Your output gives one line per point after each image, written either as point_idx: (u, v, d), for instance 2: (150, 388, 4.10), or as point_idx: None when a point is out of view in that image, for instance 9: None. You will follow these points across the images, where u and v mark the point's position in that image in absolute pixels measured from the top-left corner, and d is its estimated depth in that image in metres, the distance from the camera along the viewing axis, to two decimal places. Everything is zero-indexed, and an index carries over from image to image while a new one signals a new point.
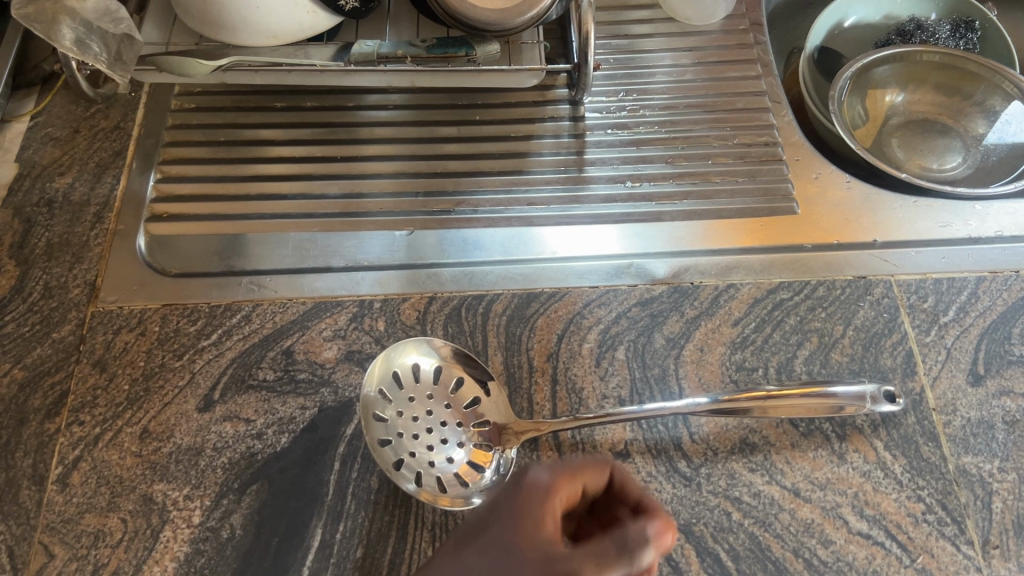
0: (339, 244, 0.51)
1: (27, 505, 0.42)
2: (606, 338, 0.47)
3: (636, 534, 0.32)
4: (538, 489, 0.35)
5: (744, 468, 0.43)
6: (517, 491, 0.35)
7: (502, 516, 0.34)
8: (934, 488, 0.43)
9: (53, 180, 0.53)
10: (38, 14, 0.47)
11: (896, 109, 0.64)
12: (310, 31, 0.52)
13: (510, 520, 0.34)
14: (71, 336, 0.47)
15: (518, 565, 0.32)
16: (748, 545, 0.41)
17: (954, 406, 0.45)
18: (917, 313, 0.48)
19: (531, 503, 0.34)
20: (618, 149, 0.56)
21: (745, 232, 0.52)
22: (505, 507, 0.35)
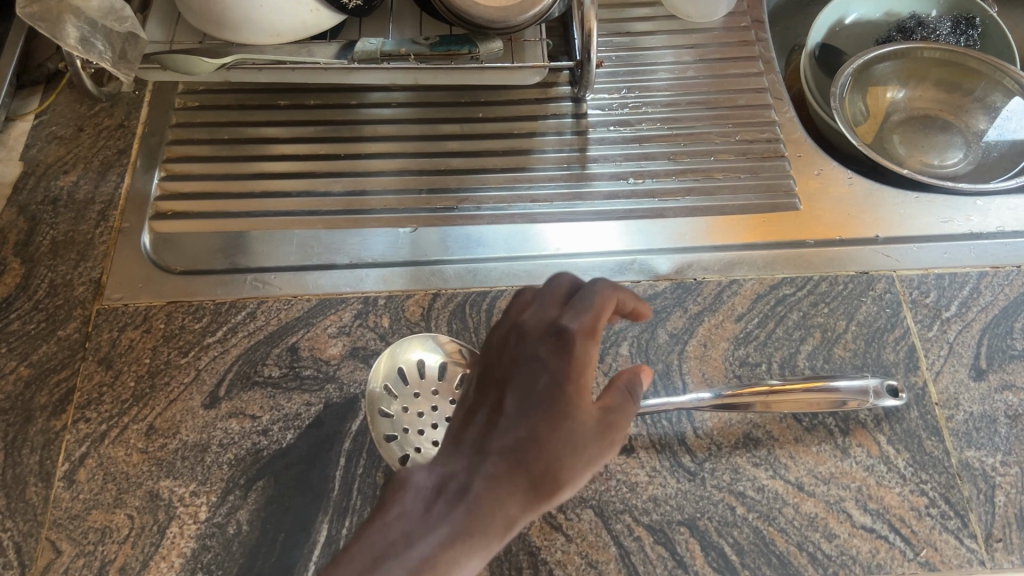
0: (343, 241, 0.52)
1: (34, 501, 0.42)
2: (610, 333, 0.47)
3: (632, 385, 0.37)
4: (584, 342, 0.35)
5: (748, 463, 0.44)
6: (558, 342, 0.34)
7: (542, 363, 0.34)
8: (937, 482, 0.43)
9: (57, 178, 0.53)
10: (43, 13, 0.48)
11: (897, 105, 0.65)
12: (313, 30, 0.52)
13: (564, 374, 0.34)
14: (77, 334, 0.47)
15: (584, 430, 0.33)
16: (753, 540, 0.41)
17: (957, 401, 0.45)
18: (919, 308, 0.48)
19: (582, 365, 0.34)
20: (620, 146, 0.56)
21: (747, 228, 0.52)
22: (547, 354, 0.34)
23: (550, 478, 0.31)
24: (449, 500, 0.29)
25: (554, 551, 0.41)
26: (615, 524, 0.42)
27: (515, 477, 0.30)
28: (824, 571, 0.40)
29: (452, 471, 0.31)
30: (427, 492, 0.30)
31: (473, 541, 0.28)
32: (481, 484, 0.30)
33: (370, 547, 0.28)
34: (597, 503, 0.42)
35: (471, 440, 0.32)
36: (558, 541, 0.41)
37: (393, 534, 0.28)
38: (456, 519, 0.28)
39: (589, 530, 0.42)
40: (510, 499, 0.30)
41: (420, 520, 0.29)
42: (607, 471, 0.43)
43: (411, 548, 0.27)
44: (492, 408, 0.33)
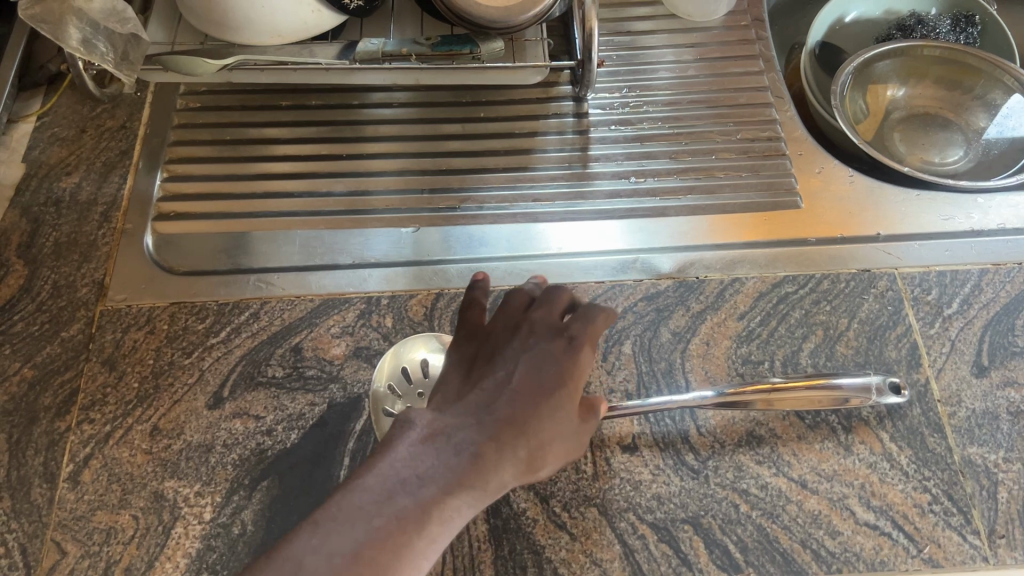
0: (345, 241, 0.52)
1: (39, 503, 0.42)
2: (613, 332, 0.48)
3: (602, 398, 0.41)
4: (584, 352, 0.39)
5: (751, 460, 0.44)
6: (566, 345, 0.38)
7: (549, 360, 0.37)
8: (940, 479, 0.43)
9: (60, 180, 0.53)
10: (46, 14, 0.48)
11: (898, 103, 0.64)
12: (314, 30, 0.52)
13: (567, 372, 0.37)
14: (80, 335, 0.47)
15: (570, 425, 0.36)
16: (756, 537, 0.41)
17: (959, 398, 0.45)
18: (920, 305, 0.48)
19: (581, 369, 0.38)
20: (622, 145, 0.56)
21: (748, 226, 0.52)
22: (555, 351, 0.38)
23: (536, 459, 0.35)
24: (457, 449, 0.32)
25: (559, 549, 0.41)
26: (619, 522, 0.42)
27: (514, 448, 0.33)
28: (828, 568, 0.41)
29: (458, 423, 0.33)
30: (433, 436, 0.32)
31: (474, 491, 0.31)
32: (487, 443, 0.33)
33: (385, 478, 0.30)
34: (600, 501, 0.42)
35: (474, 404, 0.35)
36: (562, 539, 0.41)
37: (403, 468, 0.31)
38: (464, 467, 0.31)
39: (593, 528, 0.42)
40: (505, 465, 0.33)
41: (431, 459, 0.31)
42: (611, 469, 0.43)
43: (422, 484, 0.30)
44: (493, 384, 0.36)
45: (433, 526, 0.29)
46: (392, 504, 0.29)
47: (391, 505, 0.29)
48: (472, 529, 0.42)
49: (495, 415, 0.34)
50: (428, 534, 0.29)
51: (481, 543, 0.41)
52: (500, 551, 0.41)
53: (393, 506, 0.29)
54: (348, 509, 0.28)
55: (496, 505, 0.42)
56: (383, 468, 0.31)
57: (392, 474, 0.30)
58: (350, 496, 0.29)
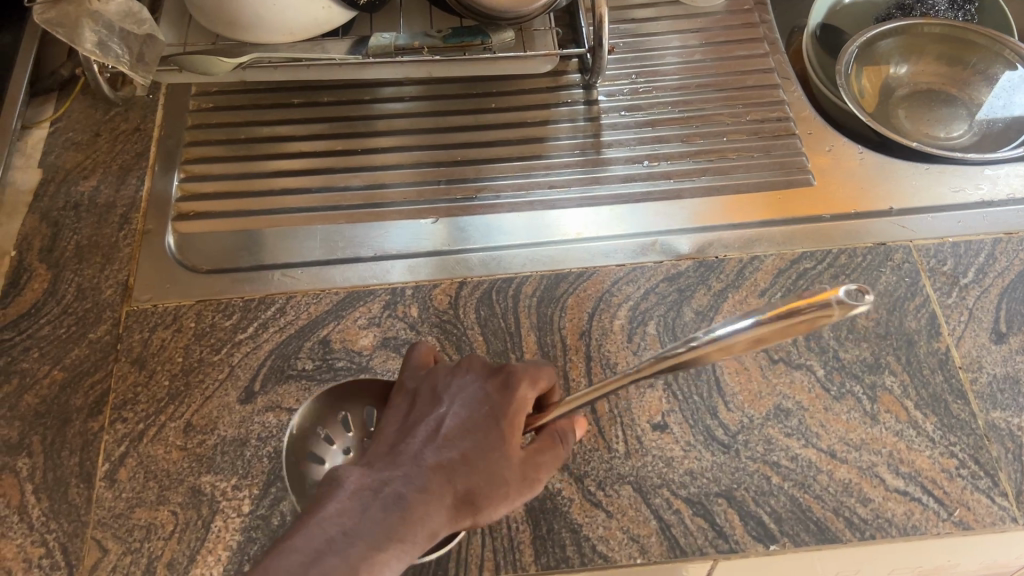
0: (365, 235, 0.52)
1: (77, 502, 0.42)
2: (636, 314, 0.48)
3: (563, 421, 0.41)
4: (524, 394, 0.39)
5: (780, 433, 0.44)
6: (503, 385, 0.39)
7: (484, 404, 0.38)
8: (966, 443, 0.44)
9: (77, 184, 0.53)
10: (61, 18, 0.48)
11: (901, 80, 0.65)
12: (325, 26, 0.52)
13: (502, 413, 0.38)
14: (108, 336, 0.48)
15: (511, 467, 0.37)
16: (790, 508, 0.42)
17: (980, 363, 0.46)
18: (937, 276, 0.49)
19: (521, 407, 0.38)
20: (634, 130, 0.57)
21: (763, 205, 0.53)
22: (492, 393, 0.38)
23: (471, 506, 0.35)
24: (381, 505, 0.32)
25: (596, 527, 0.42)
26: (654, 498, 0.43)
27: (441, 499, 0.34)
28: (861, 535, 0.41)
29: (384, 478, 0.34)
30: (361, 490, 0.33)
31: (400, 547, 0.32)
32: (414, 499, 0.33)
33: (314, 536, 0.31)
34: (635, 479, 0.43)
35: (406, 457, 0.35)
36: (599, 517, 0.42)
37: (333, 525, 0.31)
38: (390, 523, 0.32)
39: (629, 506, 0.42)
40: (434, 518, 0.33)
41: (354, 517, 0.32)
42: (642, 447, 0.44)
43: (348, 546, 0.30)
44: (424, 436, 0.37)
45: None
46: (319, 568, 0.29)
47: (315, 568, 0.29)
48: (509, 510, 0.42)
49: (425, 471, 0.35)
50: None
51: (518, 524, 0.42)
52: (538, 531, 0.42)
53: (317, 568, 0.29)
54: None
55: None
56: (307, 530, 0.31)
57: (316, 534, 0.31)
58: (272, 564, 0.29)
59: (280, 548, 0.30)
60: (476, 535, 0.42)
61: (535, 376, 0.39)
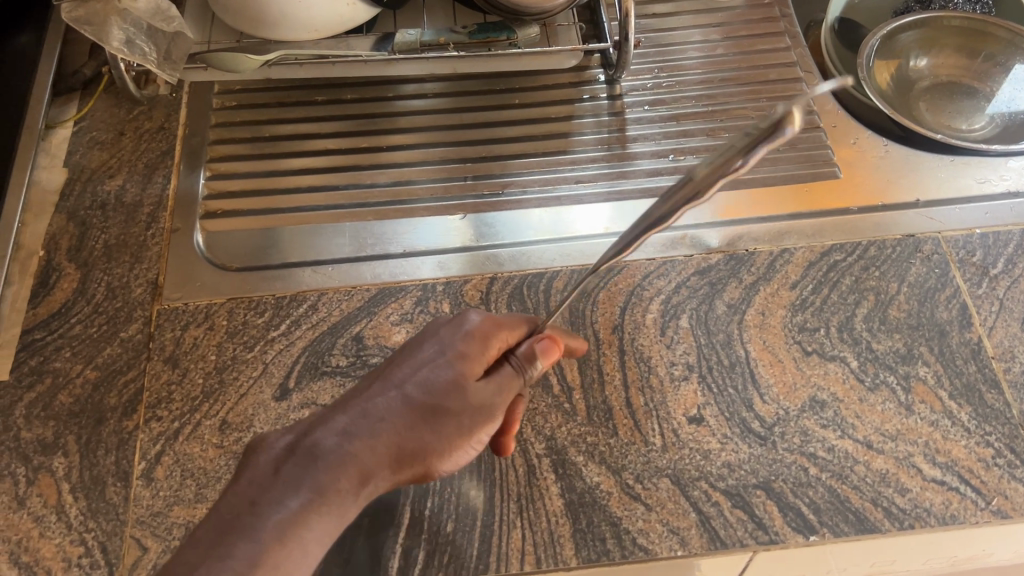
0: (393, 231, 0.52)
1: (115, 501, 0.42)
2: (669, 308, 0.48)
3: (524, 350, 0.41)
4: (479, 333, 0.40)
5: (816, 425, 0.44)
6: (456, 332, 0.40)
7: (433, 352, 0.39)
8: (1002, 433, 0.44)
9: (103, 183, 0.53)
10: (90, 16, 0.48)
11: (923, 73, 0.64)
12: (350, 22, 0.52)
13: (451, 356, 0.38)
14: (140, 335, 0.47)
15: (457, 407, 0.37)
16: (829, 498, 0.42)
17: (1012, 353, 0.46)
18: (966, 267, 0.50)
19: (471, 347, 0.39)
20: (658, 124, 0.57)
21: (792, 198, 0.53)
22: (443, 339, 0.39)
23: (413, 449, 0.35)
24: (306, 460, 0.33)
25: (636, 520, 0.42)
26: (693, 490, 0.43)
27: (378, 445, 0.34)
28: (901, 525, 0.41)
29: (321, 426, 0.35)
30: (293, 446, 0.34)
31: (326, 502, 0.32)
32: (344, 449, 0.34)
33: (238, 503, 0.31)
34: (672, 472, 0.43)
35: (350, 405, 0.36)
36: (638, 510, 0.42)
37: (254, 493, 0.32)
38: (315, 473, 0.32)
39: (668, 498, 0.42)
40: (368, 464, 0.34)
41: (272, 481, 0.32)
42: (679, 441, 0.44)
43: (264, 513, 0.31)
44: (369, 387, 0.37)
45: (278, 550, 0.30)
46: (231, 545, 0.30)
47: (225, 542, 0.30)
48: (549, 504, 0.42)
49: (360, 420, 0.35)
50: (279, 563, 0.30)
51: (558, 518, 0.42)
52: (578, 525, 0.42)
53: (229, 542, 0.30)
54: (184, 560, 0.29)
55: (570, 481, 0.43)
56: (223, 504, 0.32)
57: (229, 507, 0.31)
58: (196, 537, 0.30)
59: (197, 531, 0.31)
60: (517, 529, 0.42)
61: (492, 318, 0.41)
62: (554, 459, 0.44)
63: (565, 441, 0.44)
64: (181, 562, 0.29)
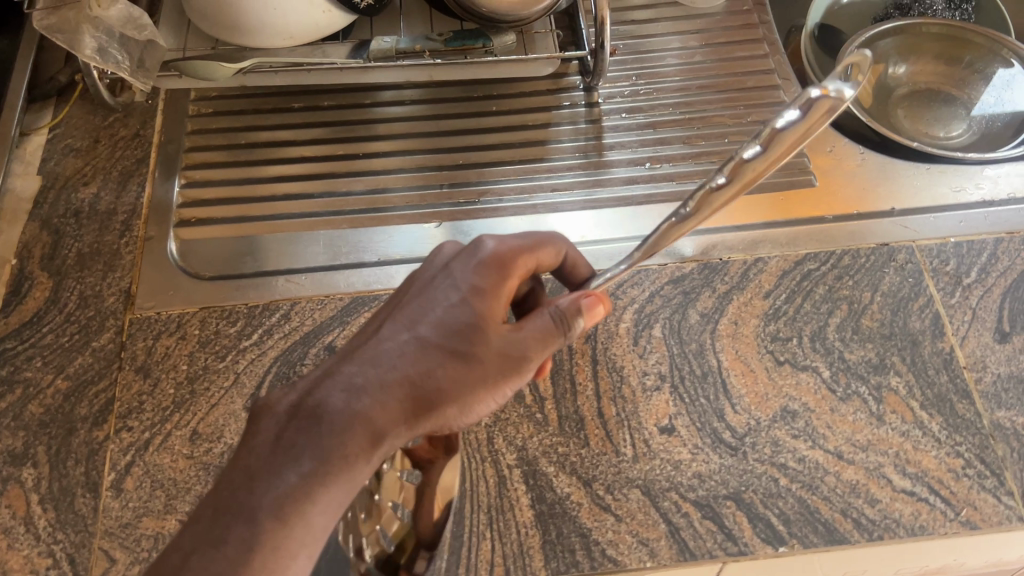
0: (368, 240, 0.52)
1: (84, 512, 0.42)
2: (642, 317, 0.48)
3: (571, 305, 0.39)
4: (501, 265, 0.38)
5: (787, 435, 0.44)
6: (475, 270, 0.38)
7: (452, 293, 0.37)
8: (972, 444, 0.44)
9: (77, 191, 0.53)
10: (61, 24, 0.48)
11: (901, 80, 0.65)
12: (326, 30, 0.52)
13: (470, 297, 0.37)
14: (112, 344, 0.47)
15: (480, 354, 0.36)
16: (798, 510, 0.42)
17: (984, 363, 0.46)
18: (940, 276, 0.50)
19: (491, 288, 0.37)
20: (635, 132, 0.57)
21: (767, 207, 0.53)
22: (462, 277, 0.38)
23: (431, 398, 0.34)
24: (309, 424, 0.32)
25: (605, 531, 0.42)
26: (662, 501, 0.43)
27: (390, 399, 0.33)
28: (869, 536, 0.42)
29: (329, 382, 0.33)
30: (299, 407, 0.33)
31: (331, 472, 0.31)
32: (352, 404, 0.32)
33: (242, 472, 0.31)
34: (643, 482, 0.43)
35: (362, 357, 0.35)
36: (608, 521, 0.42)
37: (258, 461, 0.31)
38: (324, 439, 0.31)
39: (637, 509, 0.42)
40: (381, 421, 0.32)
41: (274, 449, 0.31)
42: (650, 451, 0.44)
43: (266, 485, 0.30)
44: (382, 333, 0.36)
45: (277, 529, 0.29)
46: (227, 529, 0.29)
47: (223, 523, 0.29)
48: (519, 515, 0.42)
49: (369, 371, 0.34)
50: (278, 544, 0.29)
51: (528, 529, 0.42)
52: (548, 536, 0.42)
53: (226, 522, 0.29)
54: (183, 544, 0.29)
55: (541, 492, 0.43)
56: (222, 477, 0.31)
57: (226, 479, 0.31)
58: (200, 513, 0.30)
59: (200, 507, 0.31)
60: (486, 540, 0.42)
61: (508, 240, 0.39)
62: (525, 469, 0.44)
63: (536, 452, 0.44)
64: (186, 543, 0.29)
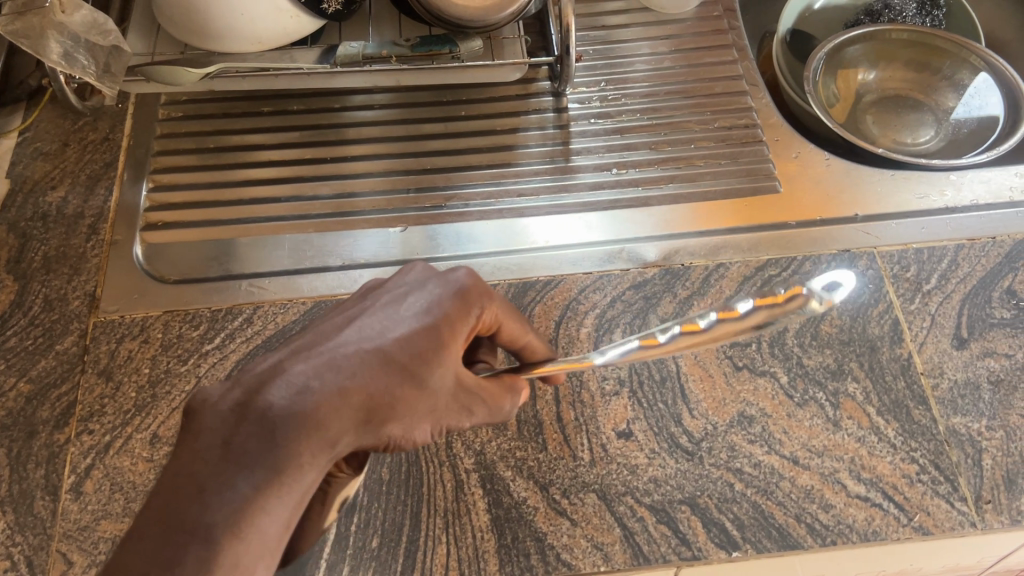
0: (334, 244, 0.52)
1: (43, 515, 0.42)
2: (603, 322, 0.49)
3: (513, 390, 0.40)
4: (472, 290, 0.36)
5: (744, 440, 0.45)
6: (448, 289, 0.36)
7: (419, 308, 0.35)
8: (927, 449, 0.44)
9: (45, 194, 0.53)
10: (26, 29, 0.48)
11: (869, 86, 0.66)
12: (293, 36, 0.52)
13: (439, 315, 0.35)
14: (75, 348, 0.48)
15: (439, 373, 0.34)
16: (752, 514, 0.42)
17: (941, 369, 0.47)
18: (900, 283, 0.50)
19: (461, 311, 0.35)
20: (602, 138, 0.57)
21: (730, 212, 0.53)
22: (433, 295, 0.36)
23: (385, 408, 0.32)
24: (261, 429, 0.29)
25: (560, 535, 0.42)
26: (618, 506, 0.43)
27: (346, 406, 0.31)
28: (822, 541, 0.42)
29: (282, 382, 0.31)
30: (247, 407, 0.30)
31: (285, 483, 0.29)
32: (305, 409, 0.30)
33: (188, 477, 0.28)
34: (599, 487, 0.43)
35: (319, 360, 0.32)
36: (564, 526, 0.42)
37: (206, 465, 0.29)
38: (275, 448, 0.29)
39: (593, 514, 0.43)
40: (335, 429, 0.31)
41: (223, 456, 0.29)
42: (607, 455, 0.44)
43: (217, 496, 0.28)
44: (338, 334, 0.34)
45: (231, 546, 0.27)
46: (182, 545, 0.27)
47: (175, 540, 0.27)
48: (475, 519, 0.43)
49: (327, 376, 0.31)
50: (234, 562, 0.27)
51: (484, 534, 0.42)
52: (503, 540, 0.42)
53: (178, 539, 0.27)
54: (128, 560, 0.26)
55: (497, 496, 0.43)
56: (165, 484, 0.28)
57: (171, 486, 0.28)
58: (145, 521, 0.27)
59: (139, 516, 0.28)
60: (442, 544, 0.42)
61: (480, 280, 0.37)
62: (482, 474, 0.44)
63: (494, 456, 0.44)
64: (129, 558, 0.26)
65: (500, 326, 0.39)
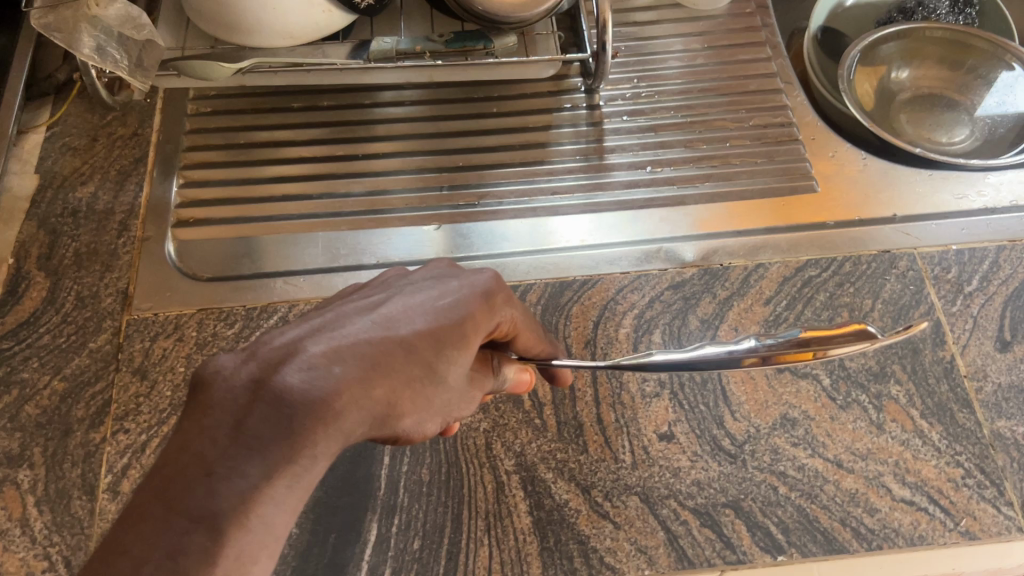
0: (367, 242, 0.52)
1: (80, 515, 0.42)
2: (642, 322, 0.48)
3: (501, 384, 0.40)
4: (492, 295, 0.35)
5: (787, 443, 0.44)
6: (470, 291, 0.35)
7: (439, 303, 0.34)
8: (972, 453, 0.44)
9: (75, 190, 0.53)
10: (60, 22, 0.48)
11: (902, 85, 0.65)
12: (325, 31, 0.52)
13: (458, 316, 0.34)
14: (108, 346, 0.47)
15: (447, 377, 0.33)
16: (797, 518, 0.42)
17: (985, 372, 0.46)
18: (942, 284, 0.49)
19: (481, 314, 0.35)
20: (637, 135, 0.56)
21: (769, 212, 0.53)
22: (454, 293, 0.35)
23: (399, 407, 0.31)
24: (277, 410, 0.27)
25: (603, 538, 0.42)
26: (661, 509, 0.42)
27: (365, 398, 0.29)
28: (868, 546, 0.41)
29: (303, 362, 0.29)
30: (263, 386, 0.28)
31: (299, 471, 0.26)
32: (327, 394, 0.28)
33: (193, 456, 0.25)
34: (641, 489, 0.43)
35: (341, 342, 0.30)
36: (606, 529, 0.42)
37: (215, 444, 0.26)
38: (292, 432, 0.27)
39: (636, 517, 0.42)
40: (351, 420, 0.29)
41: (235, 436, 0.26)
42: (649, 458, 0.44)
43: (226, 480, 0.25)
44: (357, 320, 0.32)
45: (236, 537, 0.24)
46: (184, 531, 0.24)
47: (178, 525, 0.24)
48: (517, 522, 0.42)
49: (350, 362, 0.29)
50: (238, 554, 0.24)
51: (526, 536, 0.42)
52: (546, 543, 0.42)
53: (180, 525, 0.24)
54: (124, 541, 0.23)
55: (539, 498, 0.43)
56: (168, 462, 0.25)
57: (174, 463, 0.25)
58: (144, 499, 0.25)
59: (137, 494, 0.25)
60: (484, 547, 0.41)
61: (505, 286, 0.37)
62: (523, 475, 0.43)
63: (534, 458, 0.44)
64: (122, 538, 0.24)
65: (516, 334, 0.38)
